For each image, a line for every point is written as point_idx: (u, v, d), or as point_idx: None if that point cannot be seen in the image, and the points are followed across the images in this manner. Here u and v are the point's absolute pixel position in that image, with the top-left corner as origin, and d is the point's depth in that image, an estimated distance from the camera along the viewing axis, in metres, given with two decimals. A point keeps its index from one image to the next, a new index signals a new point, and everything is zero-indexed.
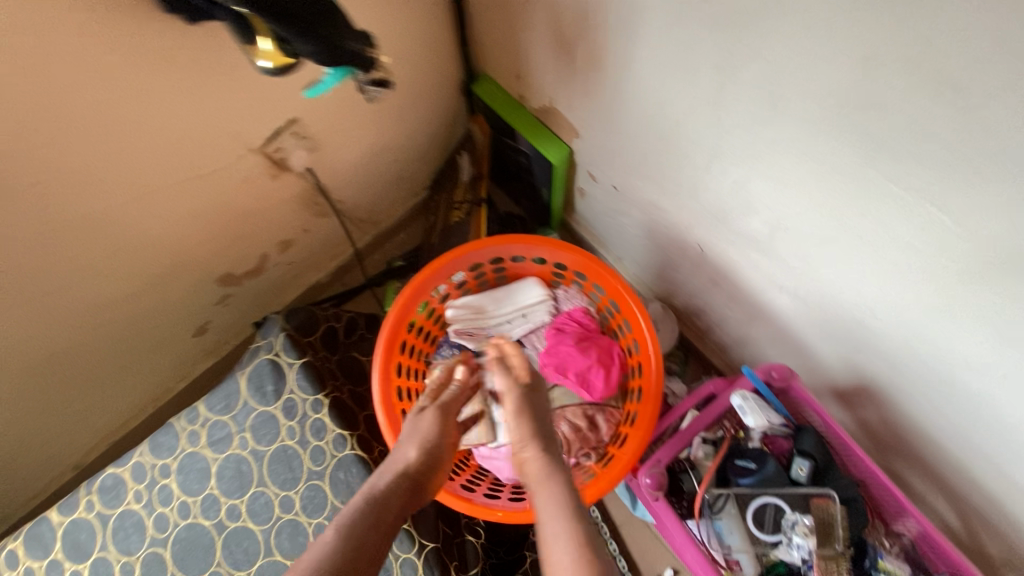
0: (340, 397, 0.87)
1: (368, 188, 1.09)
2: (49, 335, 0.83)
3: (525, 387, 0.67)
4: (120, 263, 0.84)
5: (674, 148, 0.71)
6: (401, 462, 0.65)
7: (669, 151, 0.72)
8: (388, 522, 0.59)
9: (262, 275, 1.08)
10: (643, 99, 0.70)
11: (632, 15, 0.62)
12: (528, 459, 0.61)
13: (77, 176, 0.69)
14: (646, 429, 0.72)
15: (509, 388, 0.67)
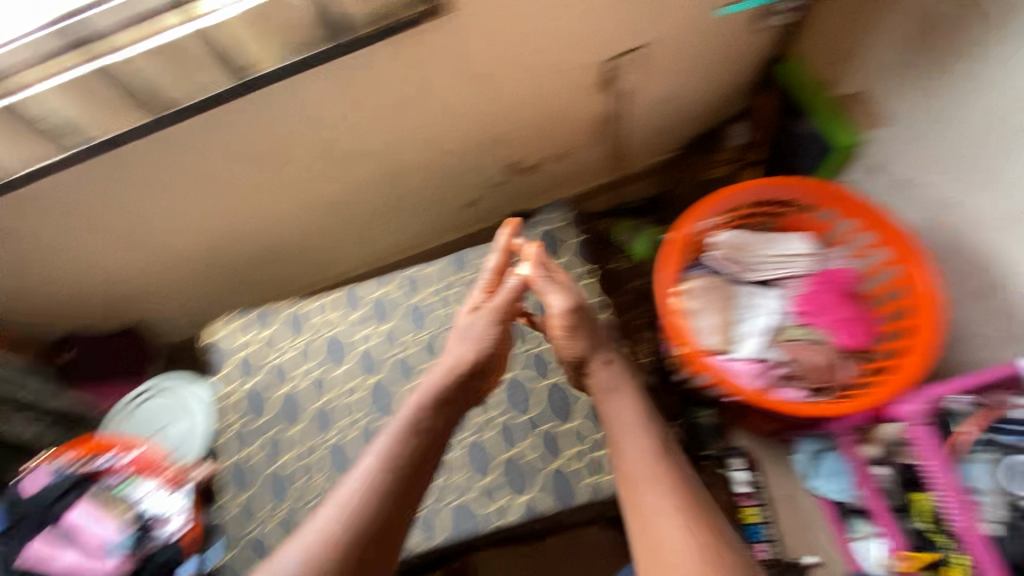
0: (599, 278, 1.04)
1: (646, 130, 1.24)
2: (400, 152, 1.09)
3: (569, 322, 0.85)
4: (470, 119, 1.06)
5: (1015, 145, 0.76)
6: (458, 359, 0.82)
7: (1007, 147, 0.78)
8: (444, 435, 0.75)
9: (533, 175, 1.27)
10: (1004, 93, 0.76)
11: None
12: (609, 387, 0.81)
13: (500, 37, 0.90)
14: (912, 377, 0.79)
15: (563, 318, 0.85)
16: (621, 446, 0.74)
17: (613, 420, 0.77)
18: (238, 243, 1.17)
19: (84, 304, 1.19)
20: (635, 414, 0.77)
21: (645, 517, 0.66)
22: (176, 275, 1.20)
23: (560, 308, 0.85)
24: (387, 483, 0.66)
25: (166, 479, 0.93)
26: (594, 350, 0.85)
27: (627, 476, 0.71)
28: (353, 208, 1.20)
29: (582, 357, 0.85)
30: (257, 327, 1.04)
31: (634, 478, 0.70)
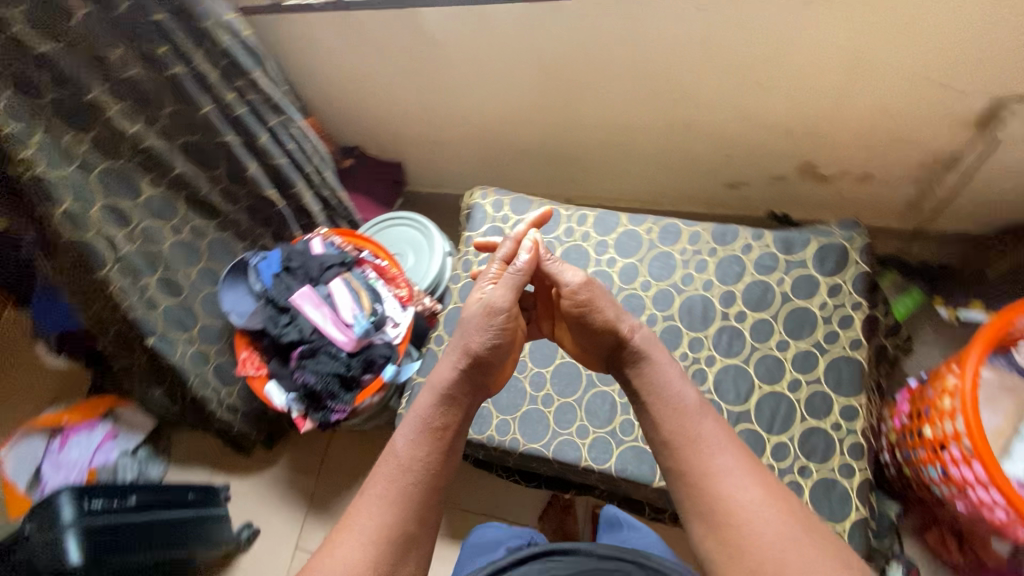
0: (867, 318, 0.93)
1: (974, 194, 1.09)
2: (716, 107, 1.07)
3: (576, 298, 0.78)
4: (806, 100, 1.01)
5: None
6: (464, 347, 0.75)
7: None
8: (463, 402, 0.74)
9: (816, 185, 1.19)
10: None
11: None
12: (636, 352, 0.74)
13: (907, 24, 0.84)
14: None
15: (587, 292, 0.78)
16: (645, 384, 0.72)
17: (655, 378, 0.72)
18: (518, 129, 1.25)
19: (375, 130, 1.35)
20: (661, 354, 0.74)
21: (701, 469, 0.64)
22: (453, 137, 1.32)
23: (581, 285, 0.79)
24: (415, 482, 0.67)
25: (401, 293, 1.07)
26: (610, 309, 0.77)
27: (672, 446, 0.67)
28: (630, 143, 1.21)
29: (594, 311, 0.77)
30: (511, 210, 1.12)
31: (675, 414, 0.68)
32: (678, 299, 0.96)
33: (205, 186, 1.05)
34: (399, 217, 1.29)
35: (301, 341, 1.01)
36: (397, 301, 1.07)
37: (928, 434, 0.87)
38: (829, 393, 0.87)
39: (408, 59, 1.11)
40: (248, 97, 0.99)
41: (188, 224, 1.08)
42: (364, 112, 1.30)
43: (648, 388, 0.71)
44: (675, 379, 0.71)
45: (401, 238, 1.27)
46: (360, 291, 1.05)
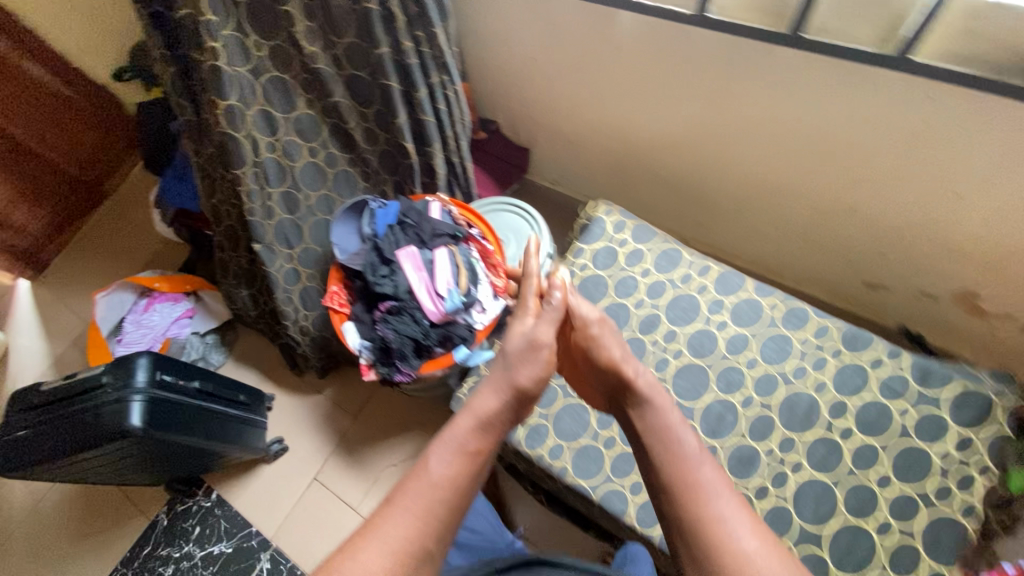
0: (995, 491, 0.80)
1: None
2: (890, 198, 0.98)
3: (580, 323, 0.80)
4: (1001, 227, 0.90)
5: None
6: (505, 381, 0.71)
7: None
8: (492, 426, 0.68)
9: (968, 317, 1.07)
10: None
11: None
12: (643, 394, 0.70)
13: None
14: None
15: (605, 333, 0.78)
16: (649, 418, 0.68)
17: (658, 421, 0.67)
18: (664, 156, 1.20)
19: (517, 114, 1.34)
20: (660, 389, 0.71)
21: (700, 503, 0.59)
22: (593, 143, 1.29)
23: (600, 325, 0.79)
24: (439, 504, 0.61)
25: (497, 283, 1.04)
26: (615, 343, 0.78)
27: (673, 491, 0.60)
28: (776, 204, 1.14)
29: (612, 349, 0.76)
30: (633, 236, 1.05)
31: (668, 446, 0.64)
32: (782, 389, 0.88)
33: (352, 120, 1.06)
34: (511, 204, 1.26)
35: (392, 296, 1.01)
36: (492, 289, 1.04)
37: None
38: (920, 552, 0.78)
39: (583, 59, 1.08)
40: (422, 49, 0.96)
41: (323, 149, 1.10)
42: (513, 95, 1.28)
43: (656, 427, 0.66)
44: (671, 413, 0.69)
45: (507, 225, 1.25)
46: (462, 268, 1.03)
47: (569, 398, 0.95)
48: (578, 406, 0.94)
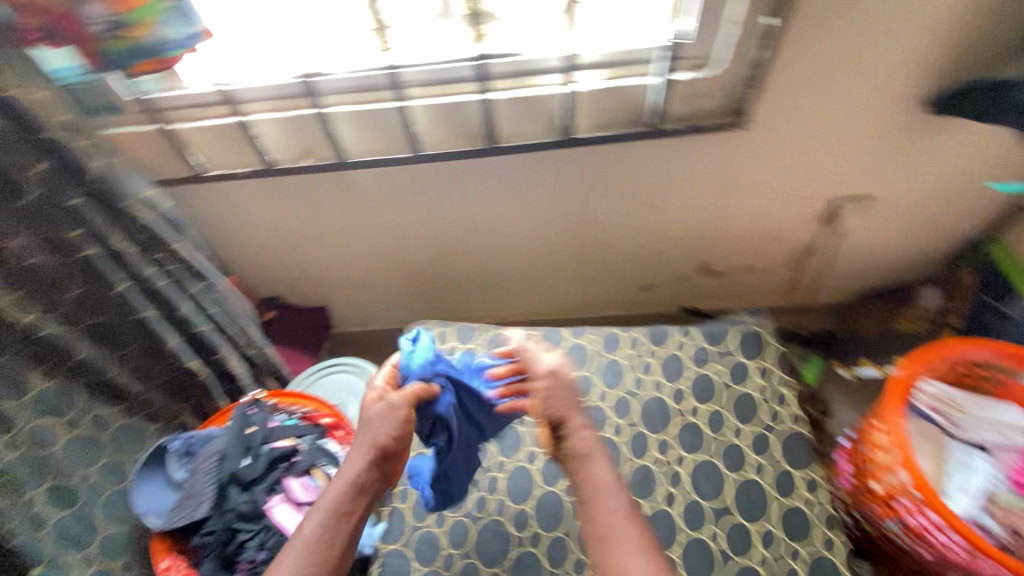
0: (797, 415, 0.97)
1: (836, 268, 1.30)
2: (627, 225, 1.18)
3: (549, 409, 0.73)
4: (690, 220, 1.17)
5: None
6: (377, 441, 0.72)
7: None
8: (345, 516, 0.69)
9: (714, 279, 1.36)
10: None
11: None
12: (580, 447, 0.70)
13: (755, 160, 1.02)
14: None
15: (586, 435, 0.71)
16: (599, 526, 0.64)
17: (598, 473, 0.69)
18: (445, 265, 1.30)
19: (297, 281, 1.33)
20: (610, 483, 0.68)
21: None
22: (377, 278, 1.32)
23: (576, 430, 0.72)
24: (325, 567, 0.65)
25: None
26: (588, 451, 0.70)
27: (598, 538, 0.64)
28: (551, 263, 1.31)
29: (586, 456, 0.70)
30: (458, 337, 1.14)
31: (607, 548, 0.63)
32: (635, 403, 1.00)
33: (114, 368, 0.94)
34: (331, 365, 1.21)
35: (248, 533, 0.86)
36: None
37: (878, 490, 0.93)
38: (790, 471, 0.92)
39: (334, 216, 1.12)
40: (168, 268, 0.92)
41: (87, 413, 0.92)
42: (284, 265, 1.26)
43: (596, 534, 0.64)
44: (619, 515, 0.64)
45: (340, 386, 1.20)
46: (312, 456, 0.93)
47: (479, 520, 0.91)
48: (493, 522, 0.91)
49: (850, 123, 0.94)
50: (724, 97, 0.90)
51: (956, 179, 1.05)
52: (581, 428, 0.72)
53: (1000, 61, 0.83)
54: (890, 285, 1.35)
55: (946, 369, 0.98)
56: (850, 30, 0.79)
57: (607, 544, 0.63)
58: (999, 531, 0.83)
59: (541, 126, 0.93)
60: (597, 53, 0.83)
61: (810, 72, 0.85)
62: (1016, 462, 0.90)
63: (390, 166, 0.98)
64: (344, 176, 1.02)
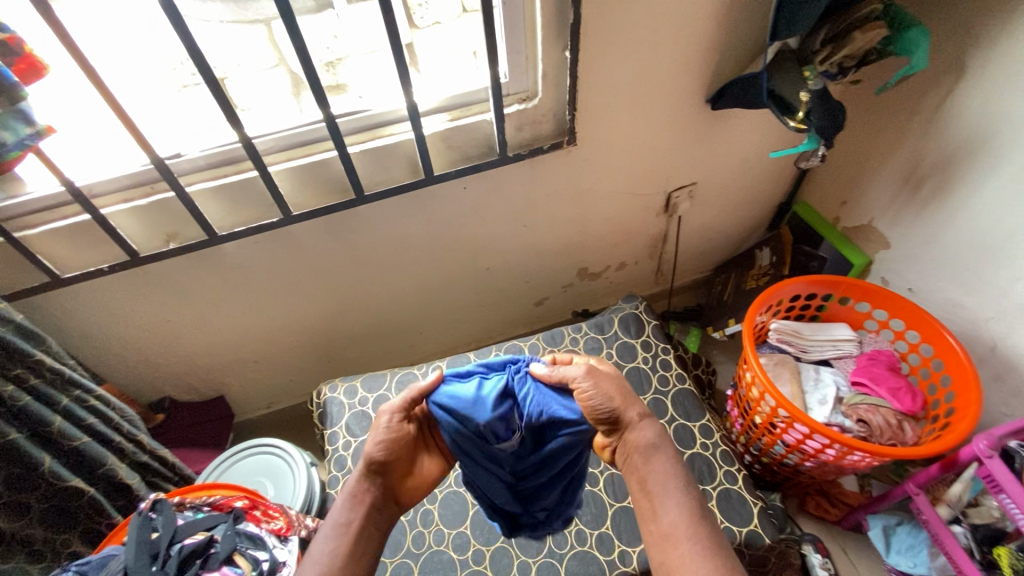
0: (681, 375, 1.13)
1: (689, 249, 1.52)
2: (506, 248, 1.30)
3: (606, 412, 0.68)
4: (558, 232, 1.31)
5: (976, 262, 1.06)
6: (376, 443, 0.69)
7: (975, 258, 1.06)
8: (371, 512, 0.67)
9: (596, 281, 1.51)
10: (972, 224, 1.05)
11: (977, 181, 1.02)
12: (643, 445, 0.67)
13: (594, 171, 1.19)
14: (956, 435, 0.88)
15: (643, 432, 0.68)
16: (662, 524, 0.62)
17: (661, 467, 0.66)
18: (344, 322, 1.32)
19: (188, 373, 1.26)
20: (673, 487, 0.64)
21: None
22: (276, 349, 1.30)
23: (631, 428, 0.68)
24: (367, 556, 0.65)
25: (276, 526, 0.95)
26: (649, 450, 0.66)
27: (657, 532, 0.63)
28: (447, 299, 1.38)
29: (651, 454, 0.66)
30: (367, 388, 1.15)
31: (666, 543, 0.61)
32: None
33: None
34: (237, 450, 1.14)
35: None
36: (276, 535, 0.93)
37: (760, 421, 1.08)
38: (686, 424, 1.06)
39: (217, 295, 1.11)
40: (32, 382, 0.84)
41: None
42: (171, 358, 1.20)
43: (658, 527, 0.63)
44: (675, 507, 0.63)
45: (252, 470, 1.13)
46: (229, 543, 0.87)
47: (421, 555, 0.92)
48: (434, 553, 0.93)
49: (656, 128, 1.15)
50: (551, 122, 1.06)
51: (748, 158, 1.30)
52: (639, 422, 0.68)
53: (743, 64, 1.08)
54: (735, 254, 1.59)
55: (787, 305, 1.17)
56: (631, 55, 0.99)
57: (669, 538, 0.61)
58: (851, 425, 1.00)
59: (403, 169, 1.04)
60: (433, 99, 0.97)
61: (612, 93, 1.04)
62: (852, 368, 1.10)
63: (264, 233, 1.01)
64: (217, 252, 1.02)
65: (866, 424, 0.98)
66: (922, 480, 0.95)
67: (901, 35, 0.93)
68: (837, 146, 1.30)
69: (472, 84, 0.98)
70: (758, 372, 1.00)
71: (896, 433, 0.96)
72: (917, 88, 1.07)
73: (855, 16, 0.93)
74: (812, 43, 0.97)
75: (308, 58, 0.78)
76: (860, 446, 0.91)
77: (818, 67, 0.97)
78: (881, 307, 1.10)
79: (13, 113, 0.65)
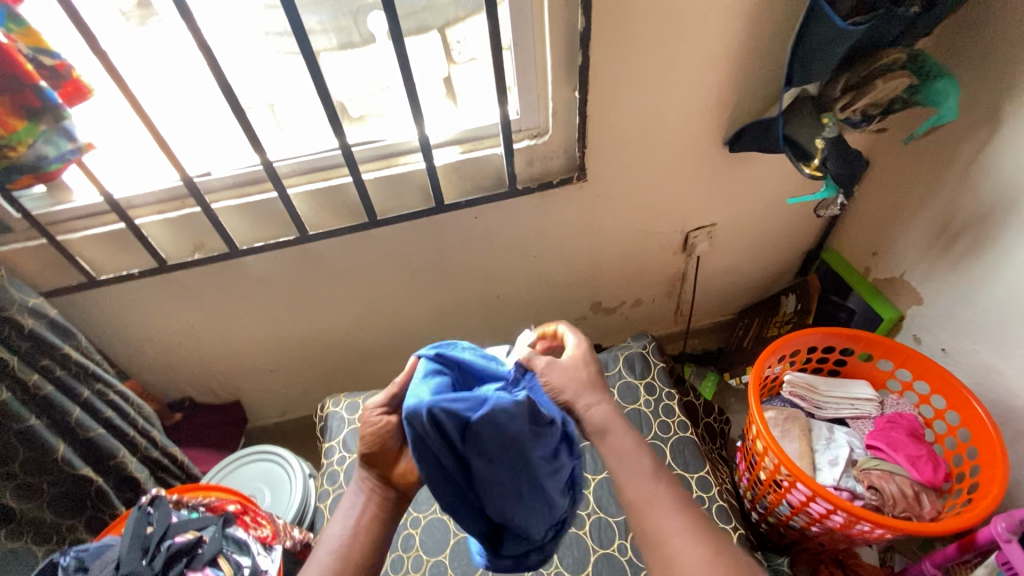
0: (684, 422, 1.08)
1: (709, 291, 1.48)
2: (516, 278, 1.31)
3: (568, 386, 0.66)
4: (570, 265, 1.31)
5: (1014, 326, 0.98)
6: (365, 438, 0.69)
7: (1014, 321, 0.98)
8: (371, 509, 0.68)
9: (609, 317, 1.49)
10: (1010, 285, 0.97)
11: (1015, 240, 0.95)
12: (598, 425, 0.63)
13: (607, 207, 1.19)
14: (976, 513, 0.80)
15: (599, 409, 0.64)
16: (635, 496, 0.60)
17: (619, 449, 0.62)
18: (356, 339, 1.36)
19: (208, 376, 1.33)
20: (642, 461, 0.62)
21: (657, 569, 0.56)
22: (290, 360, 1.35)
23: (592, 407, 0.64)
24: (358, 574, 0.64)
25: (263, 533, 0.97)
26: (616, 428, 0.63)
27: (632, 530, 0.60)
28: (457, 324, 1.39)
29: (605, 433, 0.62)
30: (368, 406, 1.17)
31: (642, 518, 0.59)
32: None
33: None
34: (242, 456, 1.19)
35: None
36: (261, 543, 0.96)
37: (764, 477, 1.02)
38: (683, 474, 1.01)
39: (236, 306, 1.18)
40: (58, 373, 0.92)
41: None
42: (191, 361, 1.28)
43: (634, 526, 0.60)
44: (648, 483, 0.60)
45: (252, 476, 1.17)
46: (214, 545, 0.90)
47: None
48: None
49: (672, 167, 1.15)
50: (563, 157, 1.08)
51: (771, 201, 1.27)
52: (595, 404, 0.64)
53: (761, 108, 1.06)
54: (759, 299, 1.54)
55: (802, 357, 1.12)
56: (643, 97, 1.00)
57: (642, 514, 0.59)
58: (861, 492, 0.93)
59: (415, 197, 1.08)
60: (446, 133, 1.01)
61: (624, 131, 1.05)
62: (869, 430, 1.02)
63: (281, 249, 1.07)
64: (237, 265, 1.09)
65: (878, 492, 0.91)
66: (939, 561, 0.87)
67: (929, 85, 0.91)
68: (868, 194, 1.24)
69: (486, 118, 1.02)
70: (759, 426, 0.95)
71: (910, 505, 0.89)
72: (949, 139, 1.02)
73: (876, 64, 0.89)
74: (832, 91, 0.94)
75: (325, 89, 0.84)
76: (867, 516, 0.84)
77: (839, 115, 0.94)
78: (905, 367, 1.03)
79: (58, 130, 0.75)
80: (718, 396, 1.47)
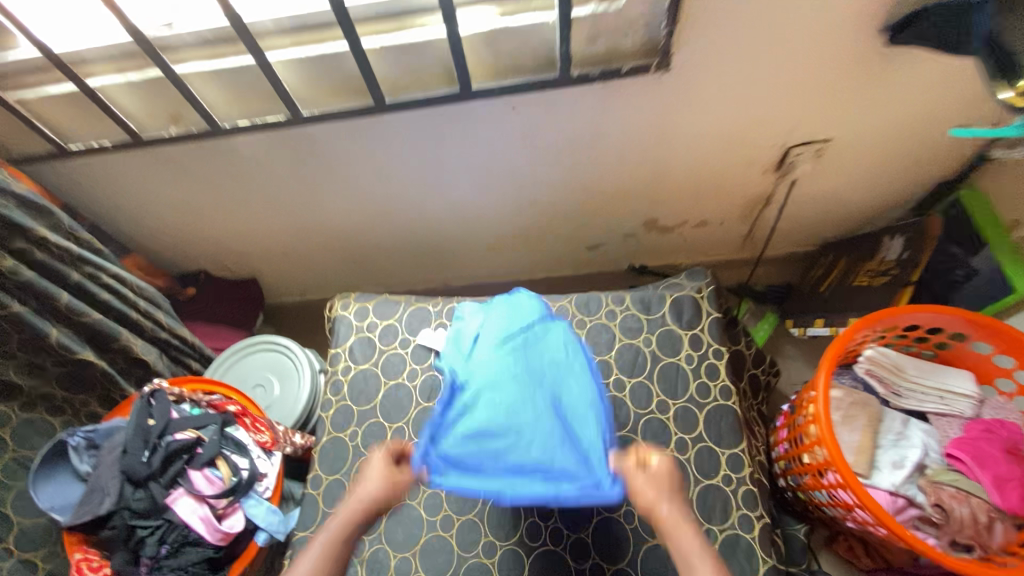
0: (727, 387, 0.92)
1: (795, 219, 1.20)
2: (558, 184, 1.07)
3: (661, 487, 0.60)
4: (627, 176, 1.06)
5: None
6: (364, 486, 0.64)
7: None
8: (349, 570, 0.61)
9: (663, 236, 1.26)
10: None
11: None
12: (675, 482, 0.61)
13: (688, 108, 0.90)
14: None
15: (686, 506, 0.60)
16: None
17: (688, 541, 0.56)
18: (371, 233, 1.20)
19: (217, 253, 1.25)
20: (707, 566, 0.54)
21: None
22: (301, 246, 1.24)
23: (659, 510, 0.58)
24: None
25: (262, 440, 0.96)
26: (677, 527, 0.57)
27: None
28: (486, 229, 1.21)
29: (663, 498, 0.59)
30: (376, 315, 1.06)
31: None
32: None
33: None
34: (253, 344, 1.16)
35: (148, 526, 0.84)
36: (260, 448, 0.95)
37: (807, 459, 0.89)
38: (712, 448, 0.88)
39: (234, 187, 1.03)
40: (36, 257, 0.84)
41: None
42: (197, 236, 1.18)
43: None
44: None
45: (261, 365, 1.14)
46: (212, 448, 0.89)
47: (391, 506, 0.89)
48: (405, 506, 0.89)
49: (792, 57, 0.82)
50: (642, 33, 0.78)
51: (916, 115, 0.93)
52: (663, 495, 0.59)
53: None
54: (854, 233, 1.26)
55: (900, 330, 0.90)
56: None
57: None
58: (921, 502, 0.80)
59: (436, 75, 0.82)
60: None
61: (737, 1, 0.72)
62: (955, 433, 0.85)
63: (272, 129, 0.87)
64: (224, 143, 0.91)
65: (943, 511, 0.77)
66: None
67: None
68: None
69: None
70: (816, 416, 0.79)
71: (978, 534, 0.75)
72: None
73: None
74: None
75: None
76: (919, 544, 0.72)
77: None
78: None
79: None
80: (772, 341, 1.29)
